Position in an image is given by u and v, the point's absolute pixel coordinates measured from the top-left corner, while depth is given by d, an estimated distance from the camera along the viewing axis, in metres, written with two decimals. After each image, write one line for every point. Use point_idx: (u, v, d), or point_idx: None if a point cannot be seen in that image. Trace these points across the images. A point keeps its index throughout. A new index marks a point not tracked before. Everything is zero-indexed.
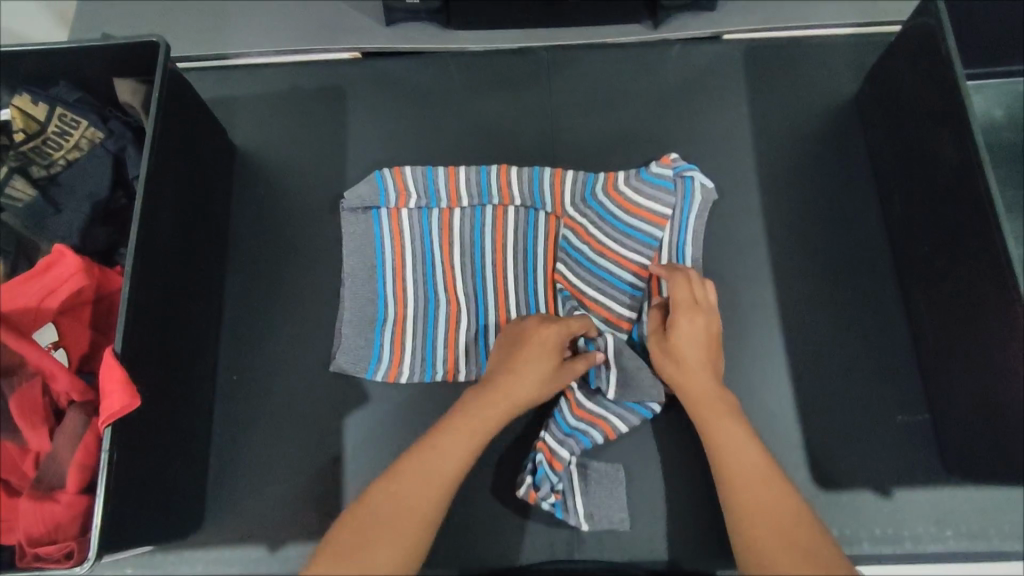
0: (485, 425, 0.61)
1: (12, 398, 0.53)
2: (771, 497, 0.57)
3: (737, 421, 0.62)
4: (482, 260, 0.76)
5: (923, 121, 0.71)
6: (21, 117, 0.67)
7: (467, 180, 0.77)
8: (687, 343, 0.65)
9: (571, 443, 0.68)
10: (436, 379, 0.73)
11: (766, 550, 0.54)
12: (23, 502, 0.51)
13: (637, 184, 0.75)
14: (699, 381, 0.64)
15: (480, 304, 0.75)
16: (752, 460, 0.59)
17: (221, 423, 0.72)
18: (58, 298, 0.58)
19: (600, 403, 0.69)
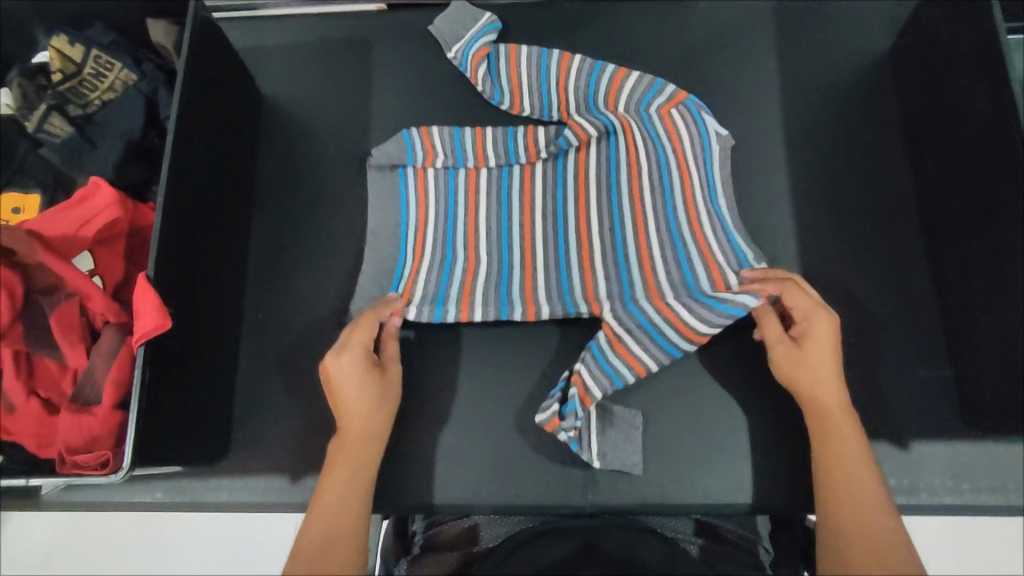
0: (355, 478, 0.60)
1: (52, 315, 0.55)
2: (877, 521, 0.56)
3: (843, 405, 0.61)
4: (510, 219, 0.76)
5: (959, 73, 0.70)
6: (58, 57, 0.68)
7: (494, 138, 0.79)
8: (817, 351, 0.62)
9: (606, 384, 0.68)
10: (447, 317, 0.71)
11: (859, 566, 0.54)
12: (63, 415, 0.53)
13: (660, 142, 0.75)
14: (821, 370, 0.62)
15: (507, 261, 0.75)
16: (863, 478, 0.58)
17: (247, 359, 0.74)
18: (94, 228, 0.61)
19: (637, 340, 0.68)
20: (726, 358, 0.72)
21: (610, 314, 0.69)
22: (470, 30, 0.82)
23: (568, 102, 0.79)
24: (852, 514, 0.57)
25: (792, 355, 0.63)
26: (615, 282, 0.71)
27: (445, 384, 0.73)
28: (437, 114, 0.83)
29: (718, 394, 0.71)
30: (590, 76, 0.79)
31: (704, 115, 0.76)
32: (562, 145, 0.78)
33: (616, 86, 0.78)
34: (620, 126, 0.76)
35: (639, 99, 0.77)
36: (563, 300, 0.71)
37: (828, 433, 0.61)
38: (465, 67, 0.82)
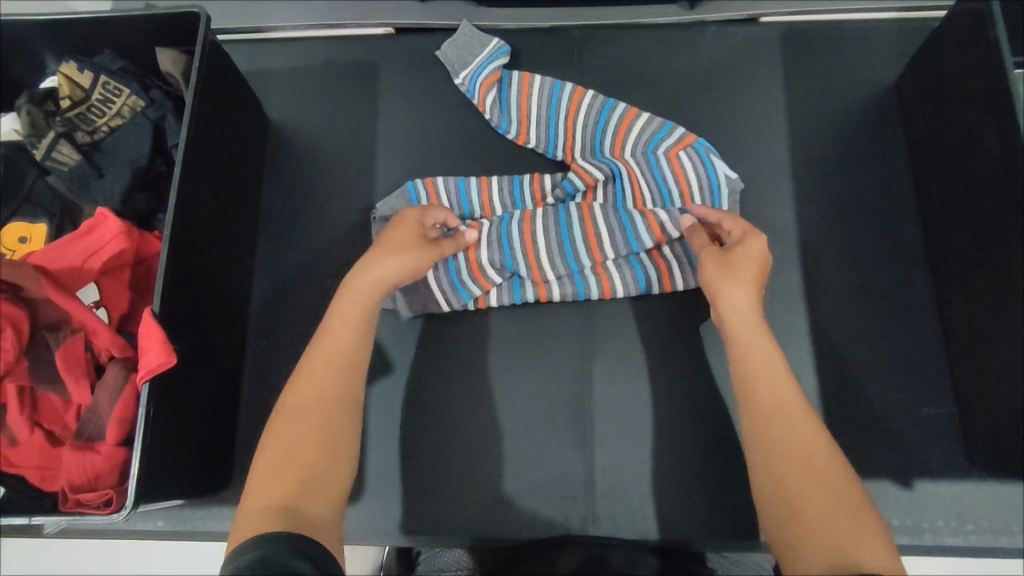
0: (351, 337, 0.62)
1: (57, 350, 0.55)
2: (808, 455, 0.55)
3: (790, 396, 0.58)
4: (518, 260, 0.73)
5: (966, 109, 0.70)
6: (68, 85, 0.69)
7: (499, 184, 0.78)
8: (744, 260, 0.62)
9: (553, 241, 0.73)
10: (468, 305, 0.75)
11: (797, 499, 0.53)
12: (66, 451, 0.54)
13: (666, 189, 0.75)
14: (760, 357, 0.60)
15: (517, 282, 0.74)
16: (793, 413, 0.57)
17: (250, 388, 0.74)
18: (100, 260, 0.61)
19: (603, 218, 0.73)
20: (728, 392, 0.72)
21: (596, 214, 0.73)
22: (478, 56, 0.82)
23: (574, 141, 0.80)
24: (798, 510, 0.52)
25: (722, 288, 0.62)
26: (621, 241, 0.72)
27: (447, 414, 0.73)
28: (443, 141, 0.83)
29: (720, 429, 0.71)
30: (597, 121, 0.79)
31: (712, 159, 0.75)
32: (567, 189, 0.77)
33: (623, 131, 0.78)
34: (627, 173, 0.76)
35: (646, 141, 0.77)
36: (568, 269, 0.73)
37: (764, 412, 0.57)
38: (473, 93, 0.82)
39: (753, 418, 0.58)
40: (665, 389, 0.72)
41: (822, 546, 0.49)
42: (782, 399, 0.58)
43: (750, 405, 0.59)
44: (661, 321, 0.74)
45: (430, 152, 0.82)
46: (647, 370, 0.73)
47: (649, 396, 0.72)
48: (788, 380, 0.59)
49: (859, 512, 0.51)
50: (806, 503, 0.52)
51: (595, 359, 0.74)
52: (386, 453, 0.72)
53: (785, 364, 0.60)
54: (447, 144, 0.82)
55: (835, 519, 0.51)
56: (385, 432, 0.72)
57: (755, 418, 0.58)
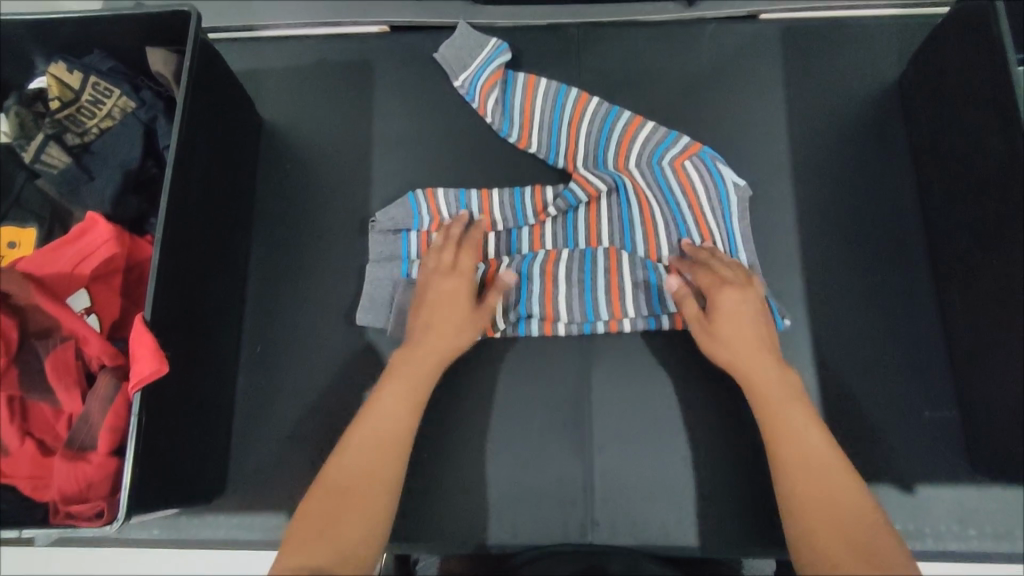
0: (412, 392, 0.65)
1: (46, 359, 0.54)
2: (833, 502, 0.56)
3: (814, 435, 0.60)
4: (529, 302, 0.72)
5: (969, 109, 0.69)
6: (56, 86, 0.68)
7: (500, 197, 0.77)
8: (728, 321, 0.66)
9: (574, 292, 0.72)
10: None
11: (823, 545, 0.54)
12: (57, 461, 0.52)
13: (673, 198, 0.75)
14: (779, 401, 0.62)
15: (524, 323, 0.73)
16: (816, 457, 0.59)
17: (245, 394, 0.74)
18: (91, 265, 0.60)
19: (635, 275, 0.72)
20: (728, 398, 0.71)
21: (623, 267, 0.72)
22: (476, 57, 0.81)
23: (577, 148, 0.79)
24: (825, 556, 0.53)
25: (711, 334, 0.66)
26: (645, 301, 0.71)
27: (445, 420, 0.72)
28: (441, 142, 0.82)
29: (721, 435, 0.70)
30: (602, 129, 0.78)
31: (718, 167, 0.75)
32: (570, 201, 0.76)
33: (627, 141, 0.77)
34: (633, 187, 0.75)
35: (651, 151, 0.77)
36: (583, 317, 0.72)
37: (784, 456, 0.60)
38: (472, 96, 0.81)
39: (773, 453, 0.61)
40: (665, 393, 0.72)
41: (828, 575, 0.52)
42: (798, 437, 0.60)
43: (774, 449, 0.61)
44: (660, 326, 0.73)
45: (428, 153, 0.81)
46: (646, 373, 0.72)
47: (648, 401, 0.72)
48: (810, 422, 0.61)
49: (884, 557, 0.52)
50: (826, 546, 0.54)
51: (594, 363, 0.73)
52: None
53: (803, 407, 0.62)
54: (444, 145, 0.81)
55: (851, 554, 0.52)
56: None
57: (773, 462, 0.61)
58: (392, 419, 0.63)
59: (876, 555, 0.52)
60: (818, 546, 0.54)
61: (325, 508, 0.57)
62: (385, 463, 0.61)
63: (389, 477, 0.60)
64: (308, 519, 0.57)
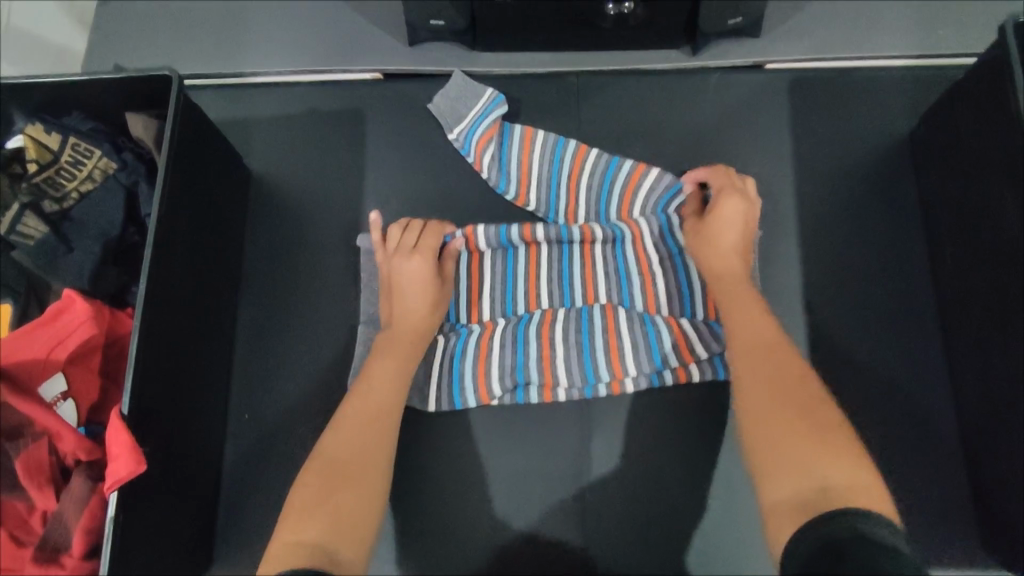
0: (399, 374, 0.65)
1: (16, 460, 0.52)
2: (791, 390, 0.55)
3: (769, 333, 0.60)
4: (526, 365, 0.70)
5: (983, 176, 0.66)
6: (34, 147, 0.65)
7: (487, 233, 0.73)
8: (726, 223, 0.67)
9: (572, 354, 0.70)
10: (468, 402, 0.70)
11: (776, 425, 0.53)
12: (29, 567, 0.51)
13: (672, 242, 0.73)
14: (740, 303, 0.63)
15: (522, 389, 0.70)
16: (773, 351, 0.59)
17: (232, 464, 0.71)
18: (67, 348, 0.58)
19: (633, 333, 0.70)
20: (730, 471, 0.69)
21: (622, 322, 0.70)
22: (472, 108, 0.78)
23: (577, 205, 0.77)
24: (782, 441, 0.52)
25: (703, 235, 0.68)
26: (646, 360, 0.69)
27: (439, 494, 0.70)
28: (435, 197, 0.79)
29: (723, 511, 0.68)
30: (602, 181, 0.76)
31: None
32: (565, 237, 0.73)
33: (629, 194, 0.75)
34: (631, 236, 0.73)
35: (653, 205, 0.75)
36: (583, 380, 0.70)
37: (743, 345, 0.60)
38: (467, 150, 0.78)
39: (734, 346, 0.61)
40: (667, 467, 0.69)
41: (795, 473, 0.50)
42: (758, 333, 0.60)
43: (734, 339, 0.61)
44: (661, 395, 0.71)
45: (422, 209, 0.79)
46: (645, 443, 0.70)
47: (649, 475, 0.69)
48: (766, 320, 0.62)
49: (839, 446, 0.51)
50: (783, 430, 0.53)
51: (595, 434, 0.70)
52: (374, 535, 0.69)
53: (761, 306, 0.63)
54: (439, 200, 0.79)
55: (806, 436, 0.52)
56: None
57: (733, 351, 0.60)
58: (382, 394, 0.63)
59: (836, 450, 0.50)
60: (774, 442, 0.52)
61: (320, 483, 0.56)
62: (371, 440, 0.60)
63: (382, 449, 0.60)
64: (309, 483, 0.56)
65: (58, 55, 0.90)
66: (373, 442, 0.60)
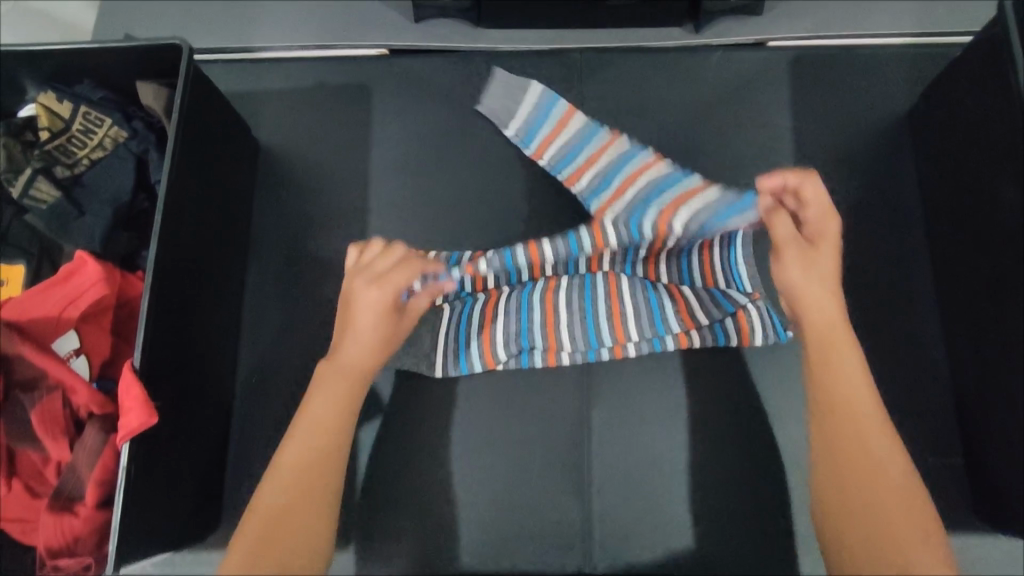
0: (346, 402, 0.63)
1: (33, 412, 0.54)
2: (882, 462, 0.57)
3: (861, 390, 0.59)
4: (529, 329, 0.71)
5: (982, 151, 0.67)
6: (46, 115, 0.67)
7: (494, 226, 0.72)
8: (822, 260, 0.61)
9: (574, 318, 0.71)
10: (473, 366, 0.71)
11: (861, 498, 0.56)
12: (44, 515, 0.52)
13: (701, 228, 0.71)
14: (835, 356, 0.60)
15: (526, 351, 0.71)
16: (864, 414, 0.58)
17: (239, 429, 0.73)
18: (80, 308, 0.59)
19: (634, 297, 0.70)
20: (728, 439, 0.70)
21: (624, 289, 0.71)
22: (524, 107, 0.80)
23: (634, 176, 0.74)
24: (866, 515, 0.55)
25: (796, 263, 0.61)
26: (648, 326, 0.70)
27: (442, 458, 0.71)
28: (440, 170, 0.80)
29: (720, 477, 0.70)
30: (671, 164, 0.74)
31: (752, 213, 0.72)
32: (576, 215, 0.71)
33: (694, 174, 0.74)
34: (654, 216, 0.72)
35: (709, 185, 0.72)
36: (587, 345, 0.70)
37: (829, 403, 0.59)
38: (527, 143, 0.79)
39: (818, 405, 0.59)
40: (666, 434, 0.71)
41: (879, 550, 0.53)
42: (853, 392, 0.59)
43: (823, 391, 0.59)
44: (659, 365, 0.72)
45: (427, 182, 0.80)
46: (644, 411, 0.72)
47: (647, 441, 0.71)
48: (862, 375, 0.60)
49: (925, 527, 0.54)
50: (872, 507, 0.55)
51: (594, 403, 0.72)
52: (378, 499, 0.70)
53: (858, 356, 0.60)
54: (444, 174, 0.80)
55: (897, 518, 0.54)
56: (379, 475, 0.71)
57: (822, 407, 0.59)
58: (328, 422, 0.62)
59: (919, 530, 0.54)
60: (864, 511, 0.55)
61: (270, 522, 0.57)
62: (318, 475, 0.60)
63: (325, 485, 0.60)
64: (258, 521, 0.57)
65: (61, 30, 0.91)
66: (317, 488, 0.60)
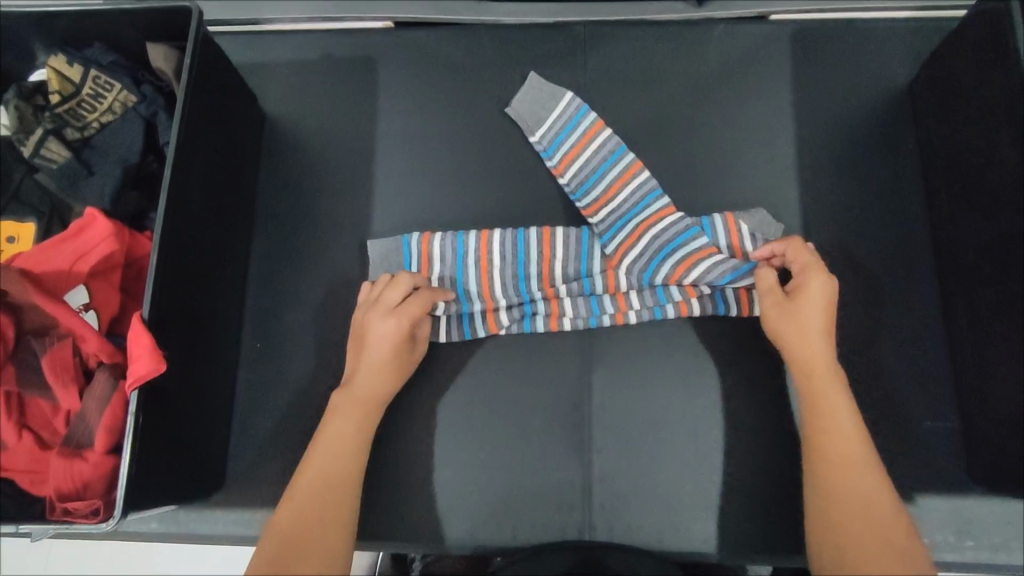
0: (359, 431, 0.64)
1: (44, 358, 0.56)
2: (870, 494, 0.56)
3: (850, 427, 0.60)
4: (531, 295, 0.73)
5: (979, 118, 0.68)
6: (56, 78, 0.67)
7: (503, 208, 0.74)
8: (812, 305, 0.63)
9: (574, 287, 0.73)
10: (477, 331, 0.72)
11: (852, 530, 0.55)
12: (54, 458, 0.53)
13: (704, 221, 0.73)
14: (823, 395, 0.61)
15: (529, 317, 0.73)
16: (852, 446, 0.59)
17: (244, 391, 0.74)
18: (89, 262, 0.60)
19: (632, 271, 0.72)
20: (727, 403, 0.71)
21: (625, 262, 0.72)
22: (552, 111, 0.78)
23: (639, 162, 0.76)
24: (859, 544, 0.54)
25: (783, 314, 0.63)
26: (649, 293, 0.72)
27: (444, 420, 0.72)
28: (444, 140, 0.81)
29: (720, 440, 0.70)
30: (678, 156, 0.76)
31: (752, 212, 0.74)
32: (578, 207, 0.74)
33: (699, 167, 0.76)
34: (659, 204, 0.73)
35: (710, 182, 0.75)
36: (589, 311, 0.72)
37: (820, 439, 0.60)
38: (551, 153, 0.78)
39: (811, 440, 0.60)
40: (666, 398, 0.71)
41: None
42: (842, 426, 0.60)
43: (813, 427, 0.61)
44: (660, 330, 0.73)
45: (431, 152, 0.81)
46: (644, 376, 0.72)
47: (647, 406, 0.71)
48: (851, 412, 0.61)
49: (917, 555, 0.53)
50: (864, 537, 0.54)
51: (595, 366, 0.73)
52: (380, 459, 0.71)
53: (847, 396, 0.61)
54: (447, 144, 0.81)
55: (887, 548, 0.53)
56: (382, 437, 0.72)
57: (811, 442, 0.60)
58: (339, 451, 0.63)
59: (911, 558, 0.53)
60: (855, 539, 0.54)
61: (282, 541, 0.57)
62: (330, 500, 0.60)
63: (337, 508, 0.60)
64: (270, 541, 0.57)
65: None
66: (328, 511, 0.59)
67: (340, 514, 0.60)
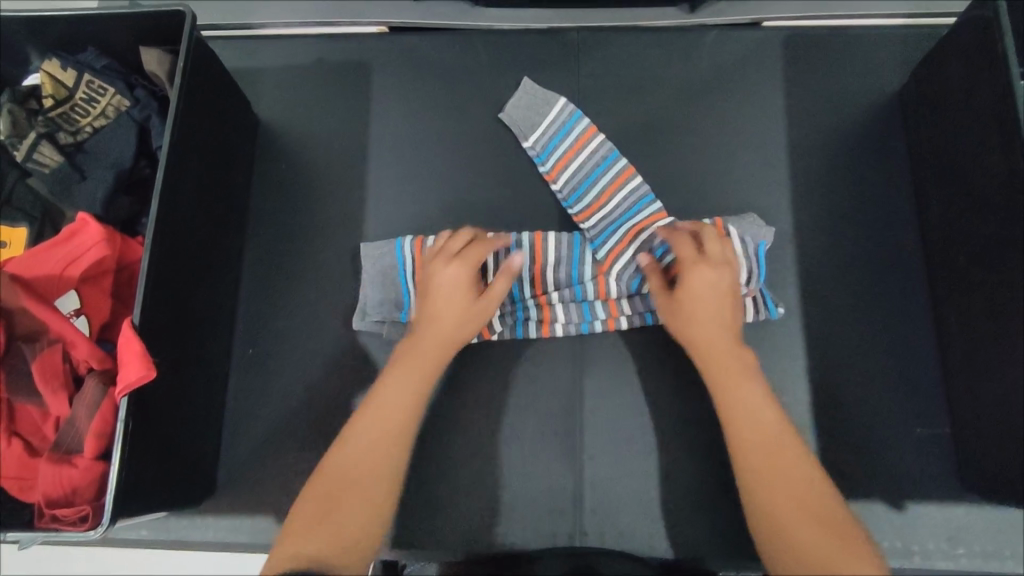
0: (422, 379, 0.64)
1: (34, 363, 0.55)
2: (796, 483, 0.56)
3: (769, 419, 0.60)
4: (523, 300, 0.72)
5: (969, 125, 0.68)
6: (50, 83, 0.67)
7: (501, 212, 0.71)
8: (695, 297, 0.64)
9: (566, 293, 0.72)
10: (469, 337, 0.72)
11: (785, 522, 0.54)
12: (43, 464, 0.53)
13: None
14: (733, 389, 0.61)
15: (520, 323, 0.73)
16: (771, 435, 0.59)
17: (236, 396, 0.74)
18: (80, 267, 0.60)
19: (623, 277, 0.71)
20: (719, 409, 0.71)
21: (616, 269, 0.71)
22: (547, 115, 0.79)
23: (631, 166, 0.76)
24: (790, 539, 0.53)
25: (677, 313, 0.65)
26: (640, 299, 0.72)
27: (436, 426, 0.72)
28: (437, 145, 0.81)
29: (711, 446, 0.70)
30: None
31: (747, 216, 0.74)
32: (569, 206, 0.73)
33: None
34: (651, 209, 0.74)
35: None
36: (580, 316, 0.72)
37: (740, 438, 0.60)
38: (544, 159, 0.78)
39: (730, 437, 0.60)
40: (657, 404, 0.72)
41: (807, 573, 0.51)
42: (759, 418, 0.60)
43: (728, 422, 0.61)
44: (652, 336, 0.73)
45: (425, 157, 0.81)
46: (636, 382, 0.72)
47: (640, 412, 0.71)
48: (766, 400, 0.61)
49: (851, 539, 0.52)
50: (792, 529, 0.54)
51: (587, 372, 0.73)
52: None
53: (761, 385, 0.62)
54: (441, 149, 0.81)
55: (819, 536, 0.53)
56: None
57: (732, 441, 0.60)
58: (396, 402, 0.63)
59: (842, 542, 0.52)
60: (792, 531, 0.54)
61: (326, 491, 0.57)
62: (385, 451, 0.60)
63: (384, 460, 0.60)
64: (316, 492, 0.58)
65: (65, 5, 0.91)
66: (376, 461, 0.60)
67: (388, 465, 0.60)
